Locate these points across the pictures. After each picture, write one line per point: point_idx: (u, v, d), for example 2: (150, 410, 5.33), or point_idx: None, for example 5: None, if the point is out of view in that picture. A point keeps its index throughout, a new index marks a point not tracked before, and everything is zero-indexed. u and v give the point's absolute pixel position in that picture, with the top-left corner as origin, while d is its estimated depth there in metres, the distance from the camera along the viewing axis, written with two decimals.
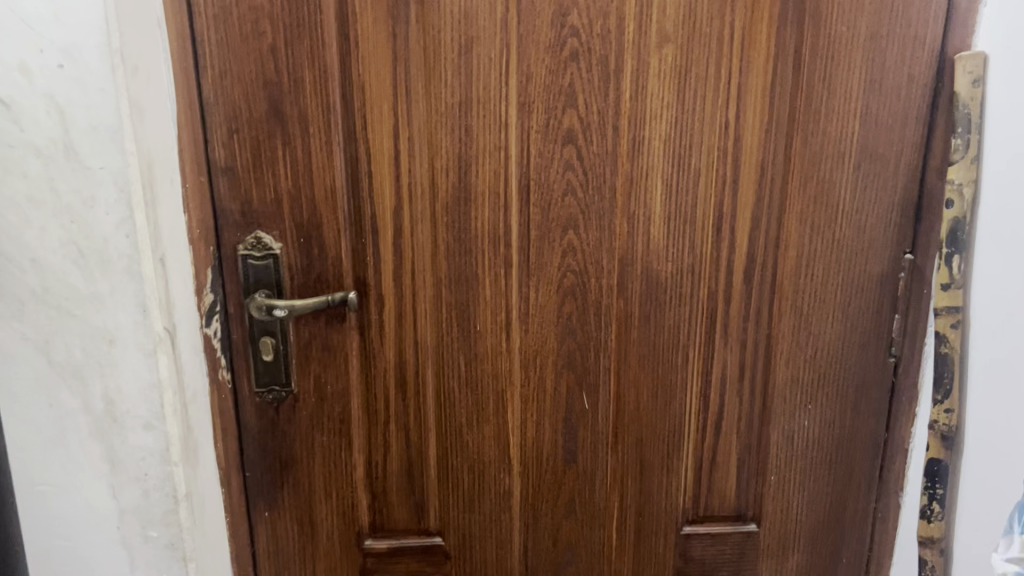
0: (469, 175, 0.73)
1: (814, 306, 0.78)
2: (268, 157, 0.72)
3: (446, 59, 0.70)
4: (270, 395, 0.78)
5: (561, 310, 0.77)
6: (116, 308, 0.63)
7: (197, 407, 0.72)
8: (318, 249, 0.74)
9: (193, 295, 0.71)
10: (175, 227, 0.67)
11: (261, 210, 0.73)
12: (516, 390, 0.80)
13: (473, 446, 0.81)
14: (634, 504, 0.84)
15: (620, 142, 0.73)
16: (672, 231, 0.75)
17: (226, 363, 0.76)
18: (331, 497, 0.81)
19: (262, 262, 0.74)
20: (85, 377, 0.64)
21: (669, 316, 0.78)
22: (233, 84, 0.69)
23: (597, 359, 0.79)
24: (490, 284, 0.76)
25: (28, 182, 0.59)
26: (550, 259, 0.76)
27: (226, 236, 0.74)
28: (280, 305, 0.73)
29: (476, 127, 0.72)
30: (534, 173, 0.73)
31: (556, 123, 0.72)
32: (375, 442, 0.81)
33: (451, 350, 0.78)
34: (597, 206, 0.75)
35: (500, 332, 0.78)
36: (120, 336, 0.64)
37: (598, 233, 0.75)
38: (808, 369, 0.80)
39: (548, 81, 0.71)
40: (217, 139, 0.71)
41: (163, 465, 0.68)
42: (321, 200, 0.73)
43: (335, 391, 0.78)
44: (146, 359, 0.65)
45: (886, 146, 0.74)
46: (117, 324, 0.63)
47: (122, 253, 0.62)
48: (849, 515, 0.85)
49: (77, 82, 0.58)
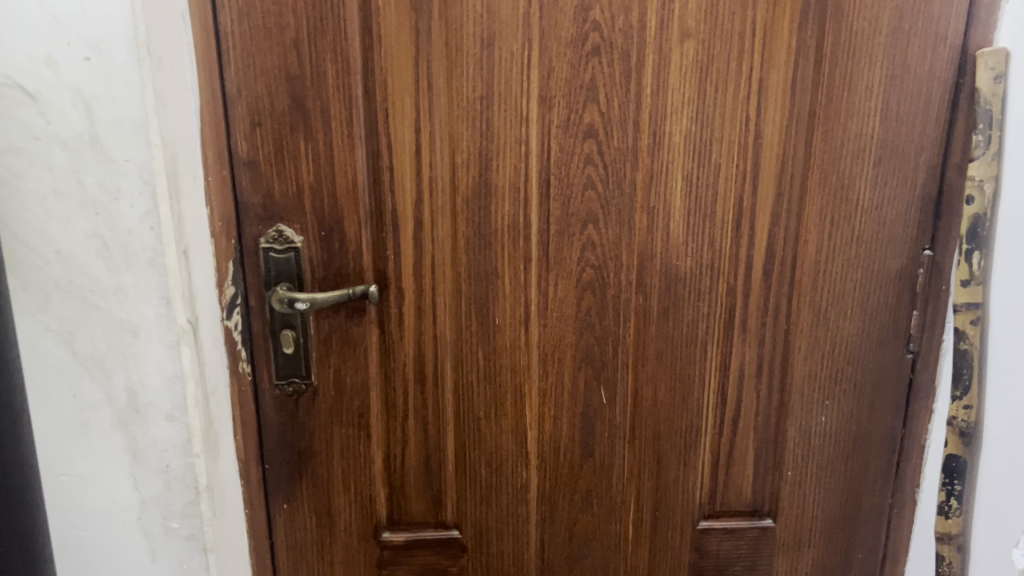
0: (489, 169, 0.73)
1: (832, 302, 0.78)
2: (290, 150, 0.72)
3: (468, 53, 0.70)
4: (290, 388, 0.78)
5: (580, 305, 0.78)
6: (140, 300, 0.64)
7: (218, 399, 0.72)
8: (339, 243, 0.75)
9: (214, 288, 0.71)
10: (197, 220, 0.68)
11: (283, 203, 0.73)
12: (534, 383, 0.80)
13: (491, 440, 0.81)
14: (650, 499, 0.84)
15: (641, 137, 0.73)
16: (692, 226, 0.76)
17: (246, 355, 0.76)
18: (350, 490, 0.82)
19: (284, 255, 0.74)
20: (108, 368, 0.65)
21: (687, 311, 0.78)
22: (256, 77, 0.70)
23: (615, 353, 0.79)
24: (510, 279, 0.77)
25: (53, 174, 0.60)
26: (569, 254, 0.76)
27: (248, 229, 0.74)
28: (301, 298, 0.73)
29: (498, 121, 0.72)
30: (555, 168, 0.74)
31: (577, 118, 0.72)
32: (394, 435, 0.81)
33: (470, 344, 0.79)
34: (617, 201, 0.75)
35: (519, 326, 0.78)
36: (144, 328, 0.64)
37: (618, 229, 0.76)
38: (826, 365, 0.80)
39: (570, 76, 0.71)
40: (240, 132, 0.71)
41: (185, 457, 0.68)
42: (343, 194, 0.73)
43: (354, 384, 0.79)
44: (168, 351, 0.65)
45: (907, 142, 0.74)
46: (140, 316, 0.64)
47: (146, 245, 0.62)
48: (865, 511, 0.85)
49: (104, 75, 0.58)
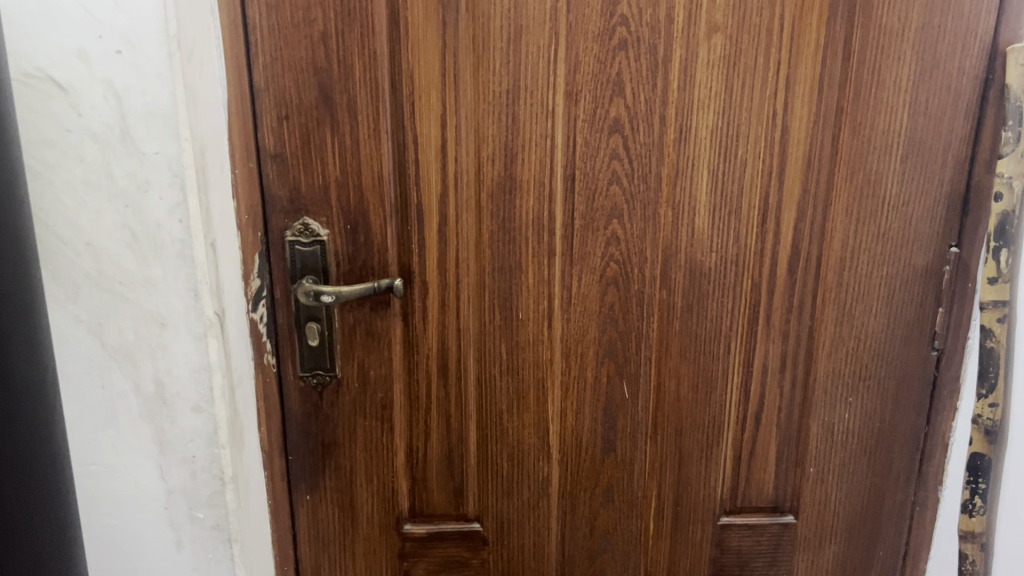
0: (515, 164, 0.73)
1: (857, 299, 0.78)
2: (317, 144, 0.72)
3: (494, 47, 0.70)
4: (313, 379, 0.78)
5: (604, 300, 0.78)
6: (169, 292, 0.65)
7: (244, 390, 0.73)
8: (365, 235, 0.75)
9: (240, 280, 0.72)
10: (226, 212, 0.68)
11: (309, 196, 0.74)
12: (556, 378, 0.80)
13: (513, 434, 0.81)
14: (670, 494, 0.84)
15: (667, 131, 0.73)
16: (717, 222, 0.75)
17: (271, 347, 0.77)
18: (373, 482, 0.82)
19: (309, 248, 0.75)
20: (136, 359, 0.66)
21: (711, 306, 0.78)
22: (284, 71, 0.70)
23: (638, 349, 0.79)
24: (534, 273, 0.77)
25: (85, 166, 0.61)
26: (593, 248, 0.76)
27: (275, 221, 0.75)
28: (327, 291, 0.74)
29: (524, 115, 0.72)
30: (581, 162, 0.74)
31: (603, 113, 0.72)
32: (416, 428, 0.82)
33: (493, 338, 0.79)
34: (642, 195, 0.75)
35: (543, 320, 0.78)
36: (172, 320, 0.65)
37: (643, 223, 0.75)
38: (850, 361, 0.80)
39: (597, 70, 0.71)
40: (267, 125, 0.72)
41: (211, 447, 0.69)
42: (368, 187, 0.74)
43: (378, 376, 0.79)
44: (196, 342, 0.66)
45: (935, 139, 0.73)
46: (169, 307, 0.65)
47: (175, 238, 0.63)
48: (886, 508, 0.85)
49: (136, 67, 0.58)
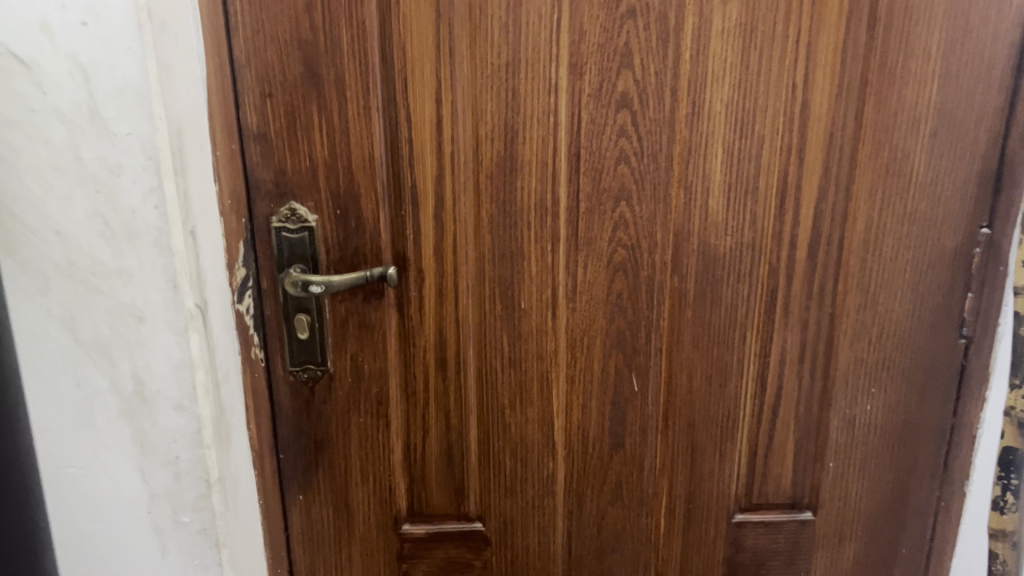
0: (515, 142, 0.68)
1: (881, 283, 0.73)
2: (304, 123, 0.68)
3: (492, 16, 0.65)
4: (305, 374, 0.74)
5: (611, 288, 0.73)
6: (146, 284, 0.61)
7: (231, 386, 0.70)
8: (356, 221, 0.70)
9: (224, 270, 0.68)
10: (207, 197, 0.65)
11: (295, 179, 0.69)
12: (561, 370, 0.75)
13: (516, 429, 0.77)
14: (683, 491, 0.79)
15: (679, 106, 0.68)
16: (732, 203, 0.70)
17: (259, 341, 0.73)
18: (369, 481, 0.78)
19: (297, 235, 0.70)
20: (113, 356, 0.63)
21: (726, 293, 0.73)
22: (267, 45, 0.65)
23: (648, 339, 0.74)
24: (536, 260, 0.72)
25: (51, 149, 0.57)
26: (600, 233, 0.71)
27: (259, 207, 0.70)
28: (316, 281, 0.69)
29: (525, 90, 0.67)
30: (586, 140, 0.68)
31: (609, 87, 0.67)
32: (414, 425, 0.77)
33: (494, 329, 0.74)
34: (652, 175, 0.69)
35: (547, 310, 0.73)
36: (150, 314, 0.62)
37: (653, 205, 0.70)
38: (873, 350, 0.75)
39: (603, 40, 0.66)
40: (249, 103, 0.67)
41: (195, 448, 0.66)
42: (358, 169, 0.69)
43: (372, 369, 0.75)
44: (176, 337, 0.63)
45: (966, 111, 0.68)
46: (146, 300, 0.62)
47: (151, 225, 0.60)
48: (911, 505, 0.80)
49: (103, 41, 0.55)
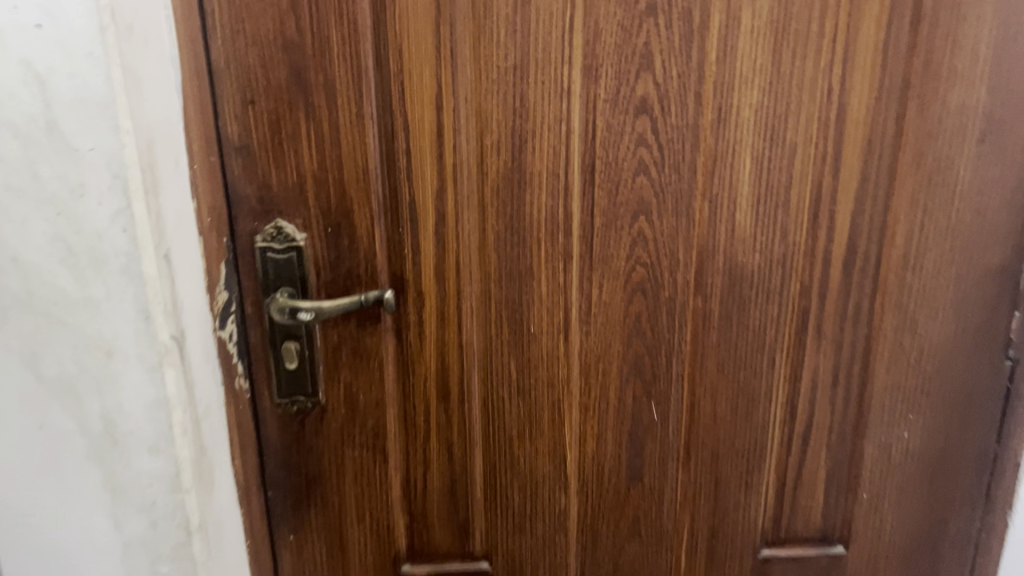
0: (523, 153, 0.62)
1: (922, 302, 0.67)
2: (290, 133, 0.61)
3: (498, 14, 0.59)
4: (294, 407, 0.68)
5: (628, 310, 0.66)
6: (115, 315, 0.55)
7: (213, 423, 0.63)
8: (349, 239, 0.64)
9: (204, 295, 0.62)
10: (183, 217, 0.58)
11: (282, 195, 0.63)
12: (574, 399, 0.69)
13: (526, 462, 0.71)
14: (705, 526, 0.74)
15: (704, 112, 0.61)
16: (761, 217, 0.64)
17: (243, 371, 0.66)
18: (365, 519, 0.72)
19: (284, 256, 0.64)
20: (81, 394, 0.57)
21: (753, 315, 0.67)
22: (247, 46, 0.59)
23: (668, 365, 0.68)
24: (547, 280, 0.66)
25: (4, 167, 0.51)
26: (616, 251, 0.65)
27: (242, 225, 0.64)
28: (305, 307, 0.63)
29: (534, 95, 0.61)
30: (602, 149, 0.62)
31: (627, 91, 0.61)
32: (414, 459, 0.71)
33: (501, 356, 0.68)
34: (675, 188, 0.63)
35: (558, 334, 0.67)
36: (120, 347, 0.56)
37: (675, 220, 0.64)
38: (912, 375, 0.69)
39: (620, 40, 0.59)
40: (229, 112, 0.61)
41: (173, 493, 0.59)
42: (351, 183, 0.62)
43: (368, 400, 0.69)
44: (151, 373, 0.57)
45: (1018, 116, 0.62)
46: (116, 332, 0.55)
47: (119, 251, 0.53)
48: (949, 537, 0.74)
49: (61, 46, 0.49)
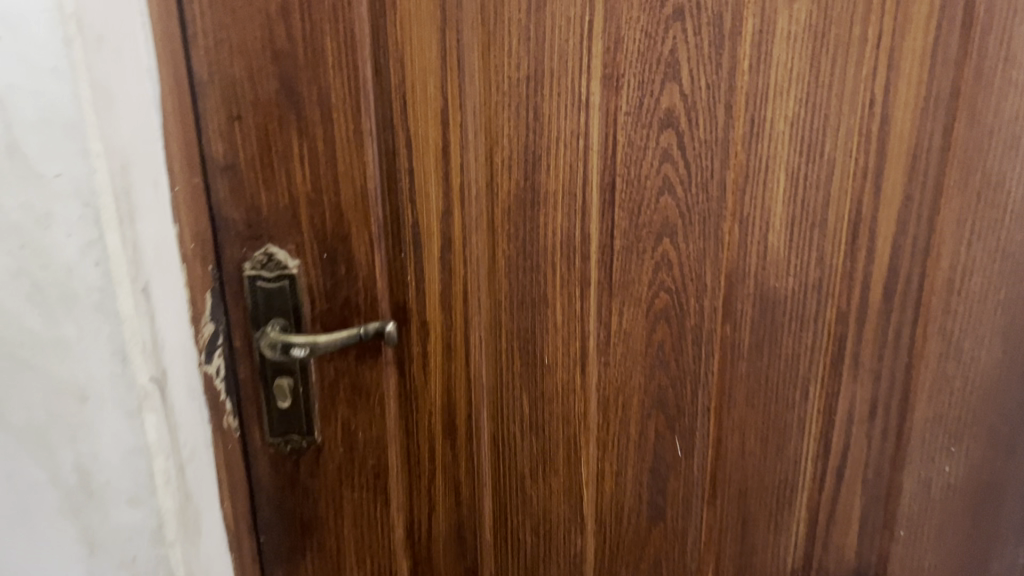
0: (537, 171, 0.58)
1: (967, 326, 0.59)
2: (281, 151, 0.56)
3: (509, 20, 0.54)
4: (287, 447, 0.63)
5: (651, 339, 0.61)
6: (89, 356, 0.51)
7: (200, 465, 0.58)
8: (346, 266, 0.58)
9: (189, 326, 0.57)
10: (164, 244, 0.53)
11: (272, 219, 0.57)
12: (591, 435, 0.64)
13: (538, 501, 0.67)
14: (731, 568, 0.68)
15: (735, 125, 0.56)
16: (796, 237, 0.59)
17: (232, 409, 0.62)
18: (365, 564, 0.67)
19: (276, 285, 0.59)
20: (56, 438, 0.53)
21: (785, 342, 0.61)
22: (233, 57, 0.54)
23: (694, 399, 0.63)
24: (562, 307, 0.61)
25: None
26: (638, 276, 0.60)
27: (230, 252, 0.59)
28: (300, 342, 0.57)
29: (550, 108, 0.56)
30: (622, 166, 0.57)
31: (651, 103, 0.55)
32: (418, 501, 0.66)
33: (510, 390, 0.63)
34: (703, 208, 0.58)
35: (575, 366, 0.62)
36: (95, 391, 0.51)
37: (702, 242, 0.59)
38: (954, 405, 0.61)
39: (644, 47, 0.54)
40: (214, 130, 0.55)
41: (155, 546, 0.55)
42: (348, 205, 0.57)
43: (368, 439, 0.63)
44: (129, 418, 0.52)
45: None
46: (90, 374, 0.51)
47: (92, 286, 0.49)
48: None
49: (23, 61, 0.44)
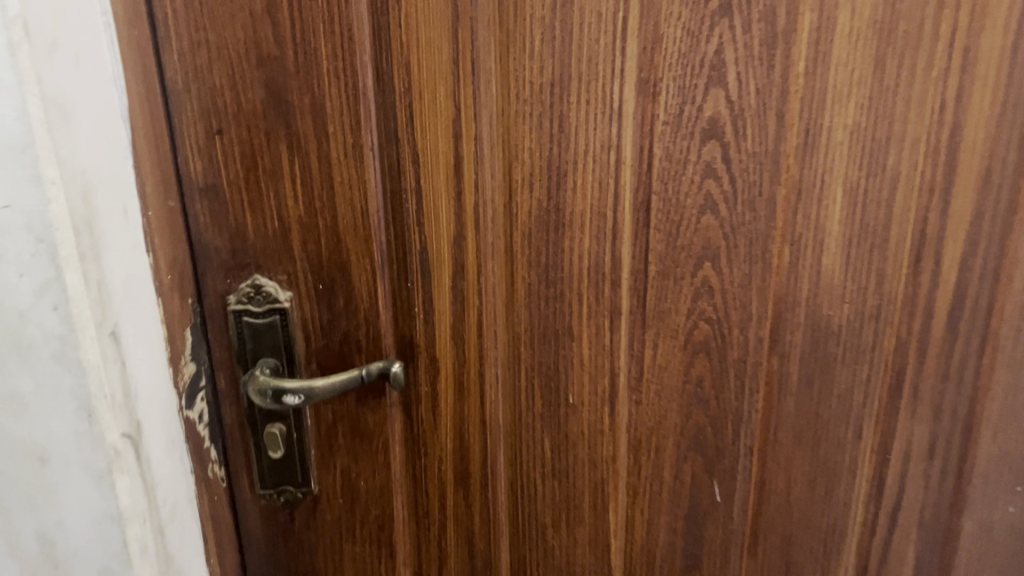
0: (561, 189, 0.51)
1: None
2: (269, 170, 0.49)
3: (530, 18, 0.47)
4: (281, 499, 0.56)
5: (689, 375, 0.55)
6: (49, 413, 0.44)
7: (183, 522, 0.51)
8: (345, 298, 0.52)
9: (167, 369, 0.49)
10: (136, 276, 0.46)
11: (260, 246, 0.51)
12: (620, 479, 0.58)
13: (561, 553, 0.61)
14: None
15: (786, 135, 0.48)
16: (854, 262, 0.50)
17: (218, 457, 0.55)
18: None
19: (265, 320, 0.52)
20: (15, 504, 0.46)
21: (839, 377, 0.53)
22: (211, 62, 0.46)
23: (736, 439, 0.56)
24: (589, 340, 0.54)
25: None
26: (674, 305, 0.53)
27: (212, 284, 0.51)
28: (293, 389, 0.50)
29: (576, 118, 0.49)
30: (659, 182, 0.50)
31: (692, 112, 0.48)
32: (427, 552, 0.60)
33: (531, 433, 0.57)
34: (749, 228, 0.51)
35: (602, 405, 0.56)
36: (57, 452, 0.44)
37: (747, 267, 0.52)
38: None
39: (685, 48, 0.47)
40: (191, 145, 0.48)
41: None
42: (347, 229, 0.50)
43: (371, 488, 0.57)
44: (98, 481, 0.45)
45: None
46: (51, 433, 0.44)
47: (50, 333, 0.42)
48: None
49: None
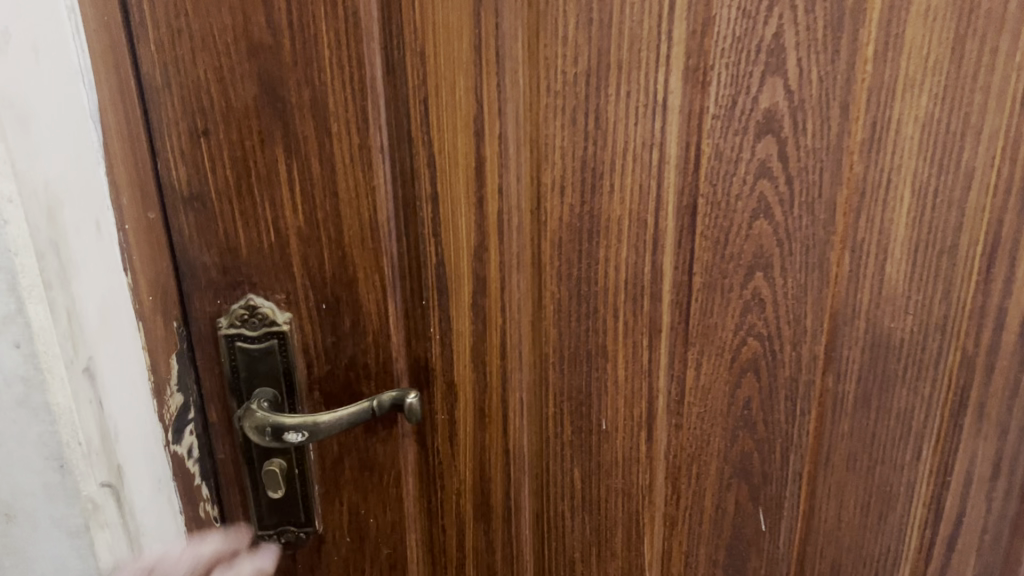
0: (595, 192, 0.45)
1: None
2: (264, 176, 0.43)
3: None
4: (281, 540, 0.51)
5: (735, 397, 0.49)
6: (15, 463, 0.37)
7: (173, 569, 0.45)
8: (352, 319, 0.46)
9: (153, 402, 0.43)
10: (114, 301, 0.39)
11: (254, 262, 0.45)
12: (656, 511, 0.53)
13: None
14: None
15: (850, 130, 0.42)
16: (920, 269, 0.43)
17: (209, 494, 0.49)
18: None
19: (261, 345, 0.46)
20: None
21: (899, 395, 0.46)
22: (195, 52, 0.40)
23: (785, 465, 0.50)
24: (624, 362, 0.49)
25: None
26: (721, 321, 0.47)
27: (199, 305, 0.45)
28: (297, 426, 0.45)
29: (615, 112, 0.43)
30: (707, 184, 0.44)
31: (746, 105, 0.42)
32: None
33: (560, 463, 0.52)
34: (804, 234, 0.44)
35: (639, 432, 0.51)
36: (24, 507, 0.38)
37: (803, 275, 0.45)
38: None
39: (740, 30, 0.41)
40: (173, 149, 0.42)
41: None
42: (353, 241, 0.44)
43: (381, 529, 0.52)
44: (73, 539, 0.39)
45: None
46: (17, 486, 0.38)
47: (12, 375, 0.35)
48: None
49: None
